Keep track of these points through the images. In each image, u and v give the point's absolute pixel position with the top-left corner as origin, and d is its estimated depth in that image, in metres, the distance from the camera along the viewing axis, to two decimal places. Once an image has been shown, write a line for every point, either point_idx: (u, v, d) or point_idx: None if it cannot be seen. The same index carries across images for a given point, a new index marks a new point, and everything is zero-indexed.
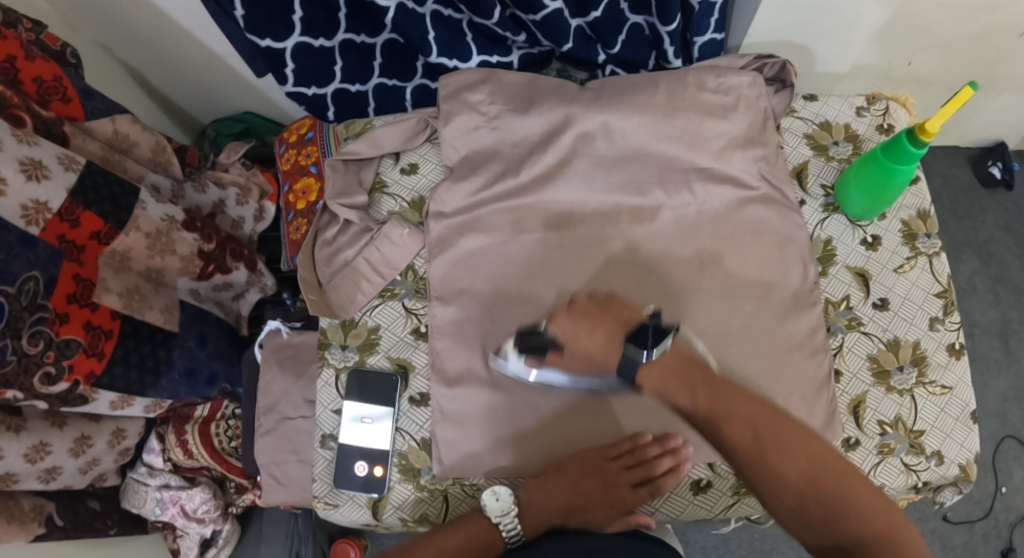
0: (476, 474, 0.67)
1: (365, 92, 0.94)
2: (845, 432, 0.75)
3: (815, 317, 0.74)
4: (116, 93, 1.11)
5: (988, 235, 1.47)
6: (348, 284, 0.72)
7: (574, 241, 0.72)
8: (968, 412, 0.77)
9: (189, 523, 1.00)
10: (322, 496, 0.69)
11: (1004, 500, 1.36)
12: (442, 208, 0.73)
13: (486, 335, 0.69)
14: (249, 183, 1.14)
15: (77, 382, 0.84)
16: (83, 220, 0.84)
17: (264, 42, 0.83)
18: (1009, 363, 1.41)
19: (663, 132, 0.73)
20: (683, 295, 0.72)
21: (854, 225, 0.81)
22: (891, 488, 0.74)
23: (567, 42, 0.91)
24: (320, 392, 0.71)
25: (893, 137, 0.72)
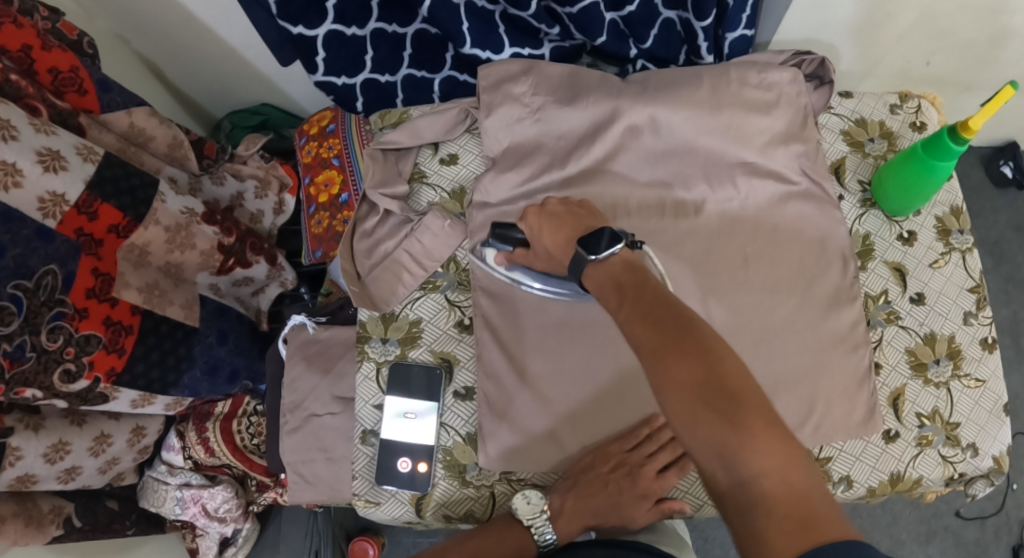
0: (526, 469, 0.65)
1: (393, 83, 0.92)
2: (885, 424, 0.75)
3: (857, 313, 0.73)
4: (132, 85, 1.09)
5: (1000, 234, 1.48)
6: (388, 277, 0.71)
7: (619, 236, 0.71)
8: (1001, 404, 0.77)
9: (211, 523, 0.97)
10: (363, 493, 0.68)
11: (1015, 496, 1.38)
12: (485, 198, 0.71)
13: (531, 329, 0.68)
14: (268, 175, 1.11)
15: (97, 380, 0.82)
16: (101, 213, 0.82)
17: (296, 29, 0.81)
18: (1021, 362, 1.43)
19: (709, 127, 0.72)
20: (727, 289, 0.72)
21: (891, 221, 0.81)
22: (929, 480, 0.75)
23: (601, 36, 0.90)
24: (360, 387, 0.69)
25: (934, 134, 0.71)
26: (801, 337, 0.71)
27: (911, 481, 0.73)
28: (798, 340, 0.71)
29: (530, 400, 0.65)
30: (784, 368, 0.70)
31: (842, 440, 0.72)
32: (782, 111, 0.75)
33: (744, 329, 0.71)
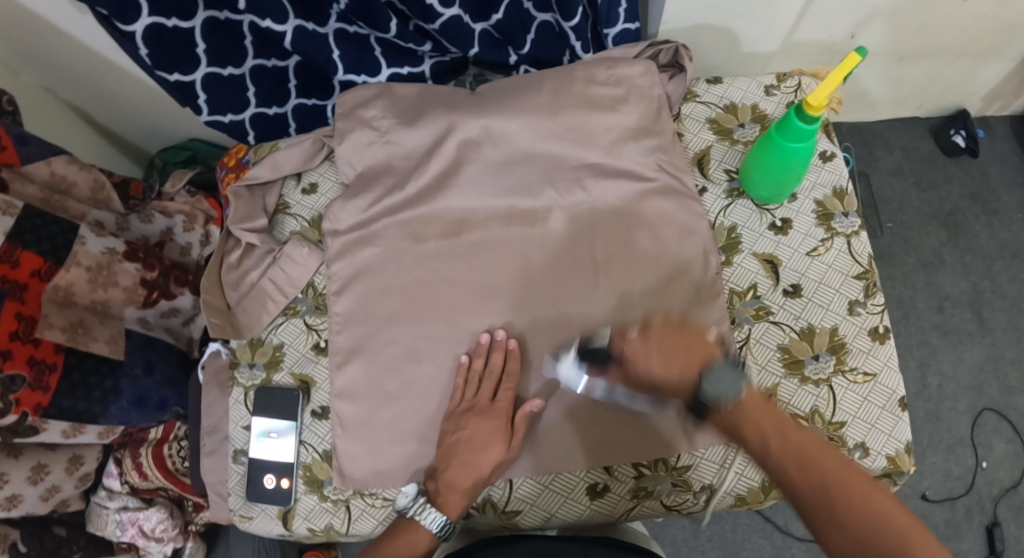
0: (384, 486, 0.68)
1: (283, 114, 0.97)
2: None
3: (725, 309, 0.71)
4: (60, 134, 1.14)
5: (954, 205, 1.45)
6: (254, 306, 0.75)
7: (467, 248, 0.72)
8: (895, 399, 0.72)
9: (149, 542, 1.03)
10: (237, 509, 0.72)
11: (986, 474, 1.33)
12: (336, 226, 0.75)
13: (386, 346, 0.70)
14: (194, 209, 1.18)
15: (25, 415, 0.86)
16: (23, 261, 0.88)
17: (173, 76, 0.87)
18: (983, 335, 1.39)
19: (551, 133, 0.73)
20: (579, 297, 0.70)
21: (761, 210, 0.78)
22: None
23: (473, 47, 0.92)
24: (231, 410, 0.74)
25: (785, 114, 0.68)
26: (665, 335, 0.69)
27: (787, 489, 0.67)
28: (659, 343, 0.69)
29: (385, 417, 0.68)
30: (645, 370, 0.68)
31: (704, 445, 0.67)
32: (633, 106, 0.75)
33: (594, 334, 0.69)
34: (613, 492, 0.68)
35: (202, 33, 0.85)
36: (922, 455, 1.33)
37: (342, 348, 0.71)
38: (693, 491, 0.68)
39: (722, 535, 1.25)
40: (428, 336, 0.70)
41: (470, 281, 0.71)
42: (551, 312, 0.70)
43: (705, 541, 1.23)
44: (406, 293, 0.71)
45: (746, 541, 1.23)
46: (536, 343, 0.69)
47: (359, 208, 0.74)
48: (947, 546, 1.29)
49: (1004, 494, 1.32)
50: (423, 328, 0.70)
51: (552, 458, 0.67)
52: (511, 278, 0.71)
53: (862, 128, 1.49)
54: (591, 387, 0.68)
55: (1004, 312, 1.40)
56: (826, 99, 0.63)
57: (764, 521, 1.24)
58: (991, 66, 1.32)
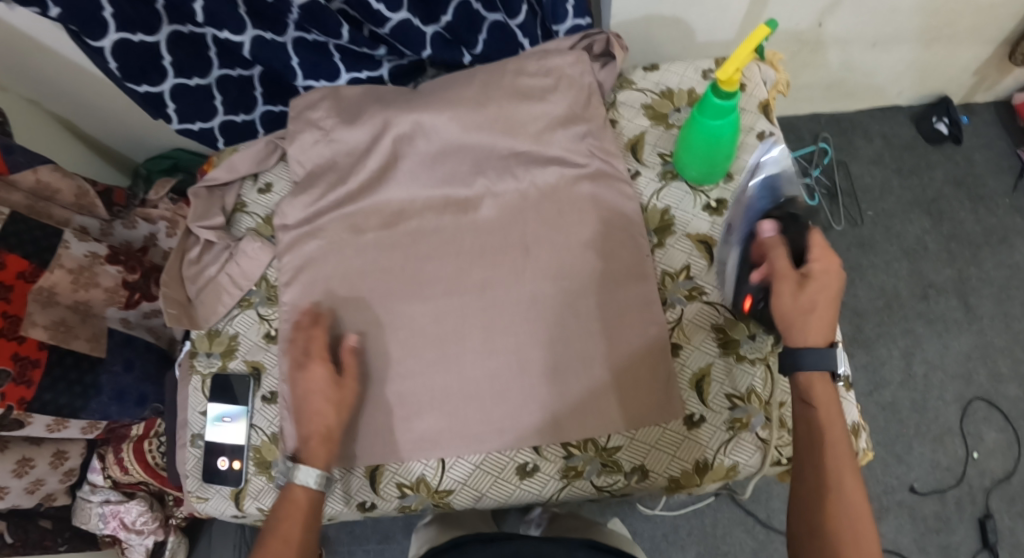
0: None
1: (251, 121, 1.01)
2: (687, 408, 0.71)
3: (649, 288, 0.73)
4: (48, 147, 1.20)
5: (937, 191, 1.43)
6: (211, 299, 0.77)
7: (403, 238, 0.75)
8: (840, 377, 0.75)
9: (130, 535, 1.06)
10: (193, 491, 0.75)
11: (976, 464, 1.30)
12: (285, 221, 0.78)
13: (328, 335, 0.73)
14: (176, 216, 1.23)
15: (10, 407, 0.91)
16: (9, 262, 0.93)
17: (141, 88, 0.89)
18: (970, 322, 1.36)
19: (485, 125, 0.75)
20: (504, 287, 0.73)
21: (695, 191, 0.79)
22: (748, 466, 0.69)
23: (426, 49, 0.95)
24: (190, 396, 0.77)
25: (703, 96, 0.73)
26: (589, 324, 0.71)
27: (719, 470, 0.69)
28: (581, 333, 0.71)
29: None
30: (571, 358, 0.70)
31: (628, 427, 0.69)
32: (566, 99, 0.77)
33: (518, 322, 0.71)
34: (543, 472, 0.70)
35: (167, 45, 0.87)
36: (909, 446, 1.31)
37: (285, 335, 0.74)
38: (624, 472, 0.69)
39: (702, 529, 1.23)
40: (362, 326, 0.73)
41: (405, 268, 0.74)
42: (480, 297, 0.72)
43: (683, 535, 1.23)
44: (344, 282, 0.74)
45: (725, 533, 1.22)
46: (464, 333, 0.71)
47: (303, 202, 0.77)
48: (937, 539, 1.27)
49: (996, 485, 1.29)
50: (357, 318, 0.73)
51: (484, 438, 0.69)
52: (442, 267, 0.74)
53: (841, 118, 1.48)
54: (518, 372, 0.70)
55: (991, 298, 1.37)
56: (736, 72, 0.68)
57: (744, 515, 1.23)
58: (965, 51, 1.31)
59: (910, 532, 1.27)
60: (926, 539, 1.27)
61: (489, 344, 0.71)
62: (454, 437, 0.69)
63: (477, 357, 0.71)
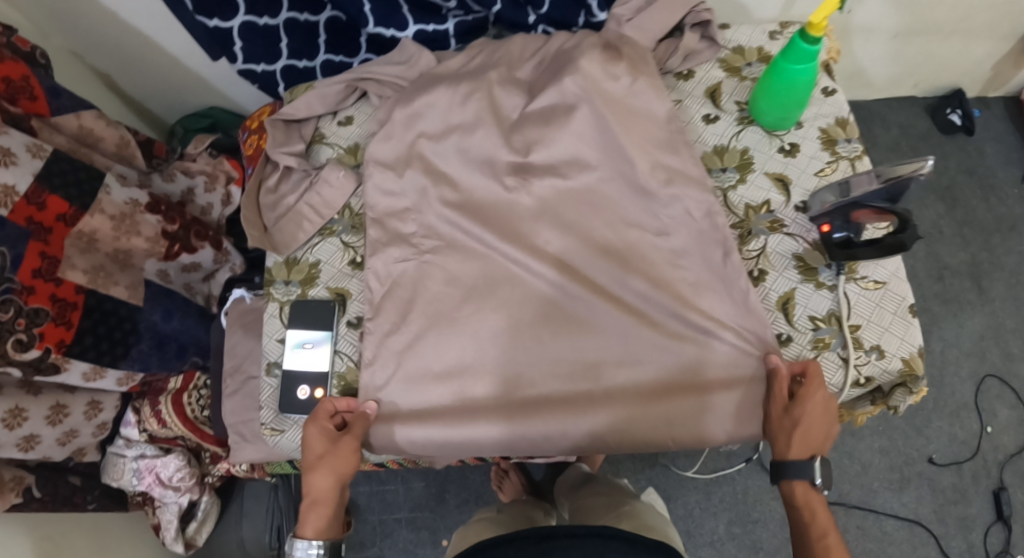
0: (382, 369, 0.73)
1: (312, 67, 1.02)
2: (775, 329, 0.73)
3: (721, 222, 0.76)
4: (88, 96, 1.22)
5: (951, 179, 1.50)
6: (291, 225, 0.78)
7: (479, 255, 0.75)
8: (905, 305, 0.73)
9: (166, 491, 1.05)
10: (269, 422, 0.74)
11: (991, 439, 1.35)
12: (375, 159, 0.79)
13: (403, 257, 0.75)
14: (215, 170, 1.21)
15: (49, 350, 0.88)
16: (50, 203, 0.90)
17: (212, 21, 0.93)
18: (983, 303, 1.42)
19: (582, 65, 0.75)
20: (574, 314, 0.73)
21: (771, 135, 0.81)
22: (832, 386, 0.71)
23: (496, 5, 0.95)
24: (266, 324, 0.77)
25: (789, 41, 0.72)
26: (668, 391, 0.71)
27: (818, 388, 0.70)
28: (659, 398, 0.71)
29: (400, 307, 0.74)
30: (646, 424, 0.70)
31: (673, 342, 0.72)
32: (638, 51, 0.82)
33: (590, 362, 0.72)
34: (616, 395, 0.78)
35: None
36: (928, 419, 1.35)
37: (379, 245, 0.76)
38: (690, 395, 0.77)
39: (735, 496, 1.24)
40: (439, 358, 0.73)
41: (476, 260, 0.75)
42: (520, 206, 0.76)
43: (717, 501, 1.24)
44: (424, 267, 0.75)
45: (757, 501, 1.23)
46: (539, 382, 0.72)
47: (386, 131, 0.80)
48: (954, 509, 1.31)
49: (1009, 459, 1.34)
50: (430, 360, 0.73)
51: (517, 344, 0.73)
52: (511, 315, 0.73)
53: (860, 107, 1.55)
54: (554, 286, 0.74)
55: (1003, 281, 1.44)
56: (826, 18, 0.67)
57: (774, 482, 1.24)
58: (981, 45, 1.38)
59: (930, 503, 1.31)
60: (945, 510, 1.30)
61: (567, 405, 0.71)
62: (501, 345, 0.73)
63: (521, 269, 0.74)
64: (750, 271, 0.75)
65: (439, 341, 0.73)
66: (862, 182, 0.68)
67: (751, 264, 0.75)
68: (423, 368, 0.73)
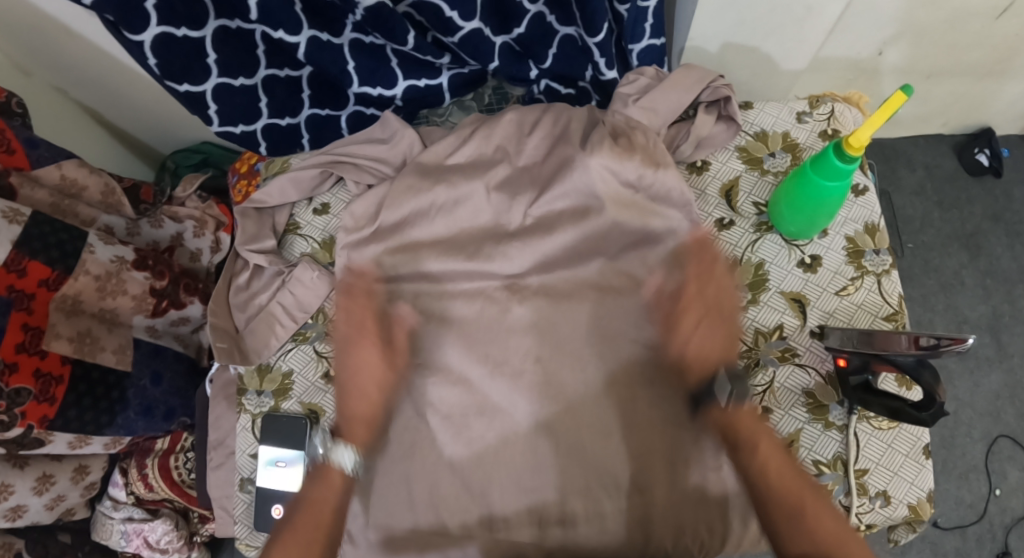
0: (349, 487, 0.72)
1: (296, 124, 0.96)
2: None
3: None
4: (71, 133, 1.16)
5: (976, 226, 1.42)
6: (263, 329, 0.76)
7: (450, 364, 0.72)
8: (921, 447, 0.70)
9: (154, 552, 1.07)
10: (243, 538, 0.75)
11: (998, 502, 1.30)
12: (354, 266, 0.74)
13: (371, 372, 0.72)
14: (204, 216, 1.17)
15: (31, 427, 0.86)
16: (31, 269, 0.86)
17: (182, 87, 0.85)
18: (1001, 360, 1.36)
19: (590, 163, 0.70)
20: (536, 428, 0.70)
21: (790, 245, 0.76)
22: None
23: (493, 61, 0.88)
24: (239, 437, 0.76)
25: (822, 150, 0.66)
26: (646, 526, 0.67)
27: None
28: (638, 541, 0.67)
29: None
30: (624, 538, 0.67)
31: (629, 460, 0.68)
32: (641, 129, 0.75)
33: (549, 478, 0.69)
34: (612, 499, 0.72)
35: (213, 43, 0.82)
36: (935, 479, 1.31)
37: None
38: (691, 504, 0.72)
39: None
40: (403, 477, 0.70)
41: (440, 371, 0.72)
42: (498, 314, 0.72)
43: None
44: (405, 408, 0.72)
45: None
46: (499, 499, 0.69)
47: (364, 212, 0.76)
48: None
49: (1016, 524, 1.30)
50: (408, 498, 0.70)
51: (475, 460, 0.70)
52: (484, 446, 0.70)
53: (884, 146, 1.47)
54: (512, 401, 0.70)
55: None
56: (866, 140, 0.61)
57: None
58: (1020, 86, 1.28)
59: None
60: None
61: (544, 544, 0.67)
62: (459, 458, 0.70)
63: (486, 388, 0.71)
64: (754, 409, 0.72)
65: (404, 454, 0.71)
66: (890, 341, 0.62)
67: (756, 400, 0.72)
68: (400, 505, 0.70)
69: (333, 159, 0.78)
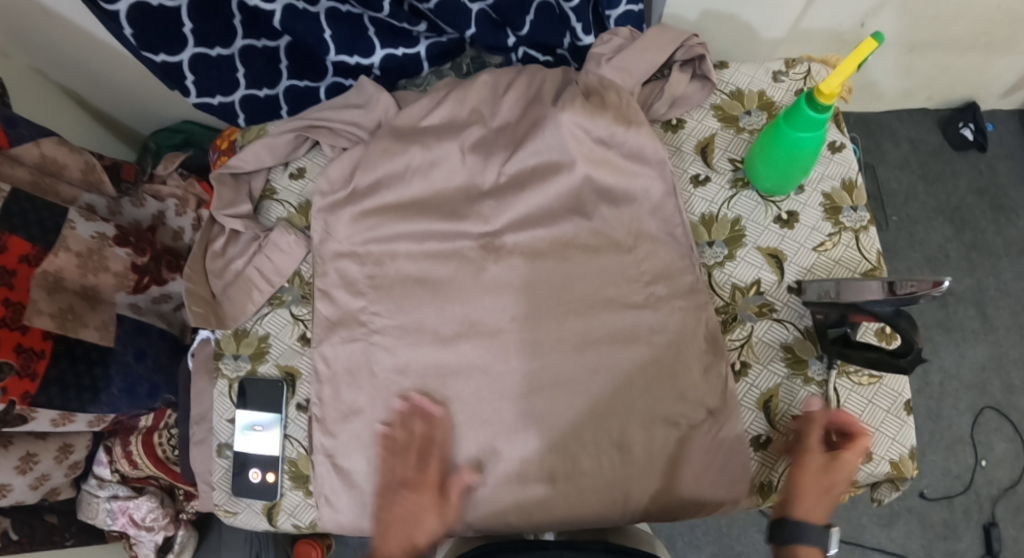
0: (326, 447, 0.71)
1: (274, 95, 0.96)
2: (754, 430, 0.71)
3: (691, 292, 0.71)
4: (53, 115, 1.16)
5: (961, 199, 1.42)
6: (240, 295, 0.76)
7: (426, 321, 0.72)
8: (901, 402, 0.71)
9: (140, 531, 1.05)
10: (222, 504, 0.74)
11: (985, 474, 1.31)
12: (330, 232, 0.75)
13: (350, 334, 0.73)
14: (186, 194, 1.17)
15: (13, 403, 0.86)
16: (11, 246, 0.87)
17: (158, 57, 0.85)
18: (986, 332, 1.37)
19: (562, 120, 0.70)
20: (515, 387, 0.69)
21: (767, 201, 0.77)
22: None
23: (470, 28, 0.89)
24: (216, 402, 0.76)
25: (795, 102, 0.68)
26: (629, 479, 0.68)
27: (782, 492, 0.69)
28: (616, 502, 0.68)
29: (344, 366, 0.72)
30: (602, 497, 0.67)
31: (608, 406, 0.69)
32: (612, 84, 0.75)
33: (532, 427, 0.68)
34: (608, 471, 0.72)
35: (188, 12, 0.83)
36: (922, 452, 1.32)
37: (328, 317, 0.74)
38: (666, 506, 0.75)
39: (717, 529, 1.24)
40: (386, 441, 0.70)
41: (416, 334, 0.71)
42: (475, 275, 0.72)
43: (700, 535, 1.23)
44: (386, 377, 0.71)
45: (740, 535, 1.23)
46: (473, 453, 0.68)
47: (339, 175, 0.76)
48: (942, 545, 1.28)
49: (1002, 495, 1.30)
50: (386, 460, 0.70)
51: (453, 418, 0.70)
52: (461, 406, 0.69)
53: (869, 120, 1.47)
54: (487, 361, 0.70)
55: (1009, 309, 1.38)
56: (836, 88, 0.63)
57: (759, 515, 1.24)
58: (1003, 58, 1.28)
59: (918, 538, 1.29)
60: (933, 545, 1.28)
61: (521, 506, 0.68)
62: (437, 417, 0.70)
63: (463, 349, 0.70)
64: (733, 363, 0.73)
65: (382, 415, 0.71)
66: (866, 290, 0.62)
67: (735, 354, 0.73)
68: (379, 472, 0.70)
69: (309, 122, 0.79)
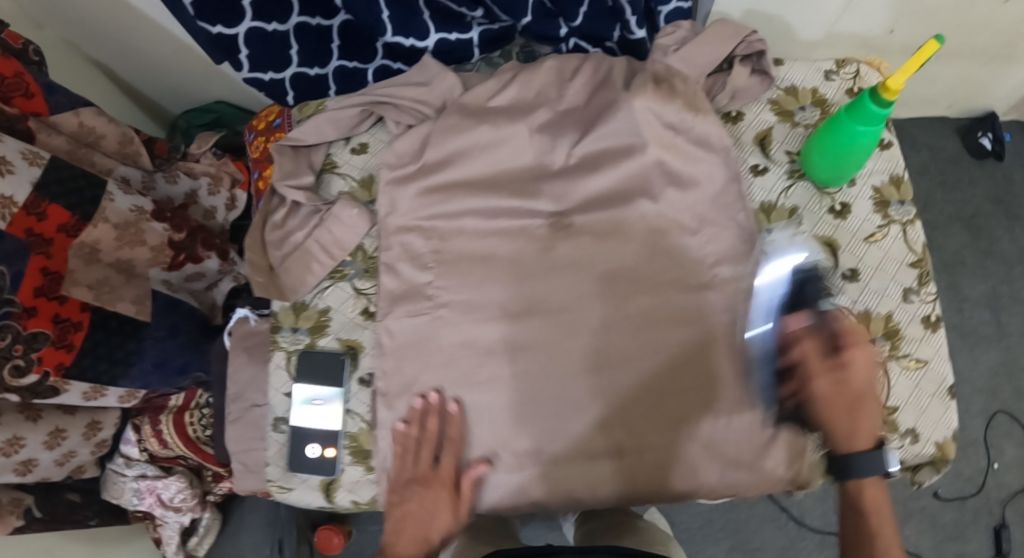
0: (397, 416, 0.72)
1: (324, 75, 0.95)
2: None
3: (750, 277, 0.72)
4: (85, 88, 1.14)
5: (977, 207, 1.46)
6: (298, 267, 0.76)
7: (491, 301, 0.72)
8: (944, 387, 0.75)
9: (167, 511, 1.06)
10: (276, 479, 0.76)
11: (995, 476, 1.34)
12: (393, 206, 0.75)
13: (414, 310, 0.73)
14: (219, 172, 1.16)
15: (47, 374, 0.84)
16: (50, 213, 0.85)
17: (215, 28, 0.85)
18: (1000, 338, 1.39)
19: (635, 104, 0.71)
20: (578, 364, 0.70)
21: (821, 193, 0.79)
22: None
23: (525, 16, 0.88)
24: (272, 375, 0.77)
25: (857, 97, 0.69)
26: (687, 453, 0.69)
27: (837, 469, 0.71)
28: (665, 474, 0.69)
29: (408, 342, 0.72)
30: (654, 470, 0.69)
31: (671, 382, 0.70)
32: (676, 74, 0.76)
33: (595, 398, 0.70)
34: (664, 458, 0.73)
35: None
36: None
37: (390, 293, 0.74)
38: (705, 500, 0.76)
39: (735, 522, 1.25)
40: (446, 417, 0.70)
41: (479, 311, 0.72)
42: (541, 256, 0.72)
43: (717, 529, 1.23)
44: (449, 353, 0.72)
45: (759, 530, 1.23)
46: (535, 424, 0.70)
47: (407, 149, 0.76)
48: (952, 545, 1.30)
49: (1011, 498, 1.33)
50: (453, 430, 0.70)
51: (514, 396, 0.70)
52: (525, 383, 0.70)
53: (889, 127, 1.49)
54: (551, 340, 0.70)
55: (1021, 316, 1.41)
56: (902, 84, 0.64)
57: (777, 511, 1.25)
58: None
59: (929, 537, 1.31)
60: (943, 545, 1.30)
61: (585, 475, 0.69)
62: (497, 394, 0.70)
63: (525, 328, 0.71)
64: None
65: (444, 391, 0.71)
66: None
67: None
68: (446, 443, 0.70)
69: (375, 97, 0.79)
